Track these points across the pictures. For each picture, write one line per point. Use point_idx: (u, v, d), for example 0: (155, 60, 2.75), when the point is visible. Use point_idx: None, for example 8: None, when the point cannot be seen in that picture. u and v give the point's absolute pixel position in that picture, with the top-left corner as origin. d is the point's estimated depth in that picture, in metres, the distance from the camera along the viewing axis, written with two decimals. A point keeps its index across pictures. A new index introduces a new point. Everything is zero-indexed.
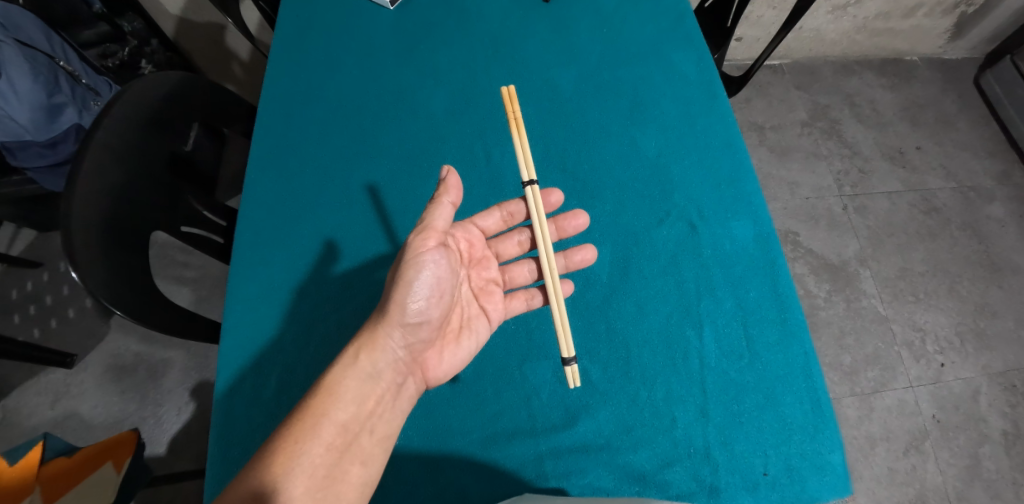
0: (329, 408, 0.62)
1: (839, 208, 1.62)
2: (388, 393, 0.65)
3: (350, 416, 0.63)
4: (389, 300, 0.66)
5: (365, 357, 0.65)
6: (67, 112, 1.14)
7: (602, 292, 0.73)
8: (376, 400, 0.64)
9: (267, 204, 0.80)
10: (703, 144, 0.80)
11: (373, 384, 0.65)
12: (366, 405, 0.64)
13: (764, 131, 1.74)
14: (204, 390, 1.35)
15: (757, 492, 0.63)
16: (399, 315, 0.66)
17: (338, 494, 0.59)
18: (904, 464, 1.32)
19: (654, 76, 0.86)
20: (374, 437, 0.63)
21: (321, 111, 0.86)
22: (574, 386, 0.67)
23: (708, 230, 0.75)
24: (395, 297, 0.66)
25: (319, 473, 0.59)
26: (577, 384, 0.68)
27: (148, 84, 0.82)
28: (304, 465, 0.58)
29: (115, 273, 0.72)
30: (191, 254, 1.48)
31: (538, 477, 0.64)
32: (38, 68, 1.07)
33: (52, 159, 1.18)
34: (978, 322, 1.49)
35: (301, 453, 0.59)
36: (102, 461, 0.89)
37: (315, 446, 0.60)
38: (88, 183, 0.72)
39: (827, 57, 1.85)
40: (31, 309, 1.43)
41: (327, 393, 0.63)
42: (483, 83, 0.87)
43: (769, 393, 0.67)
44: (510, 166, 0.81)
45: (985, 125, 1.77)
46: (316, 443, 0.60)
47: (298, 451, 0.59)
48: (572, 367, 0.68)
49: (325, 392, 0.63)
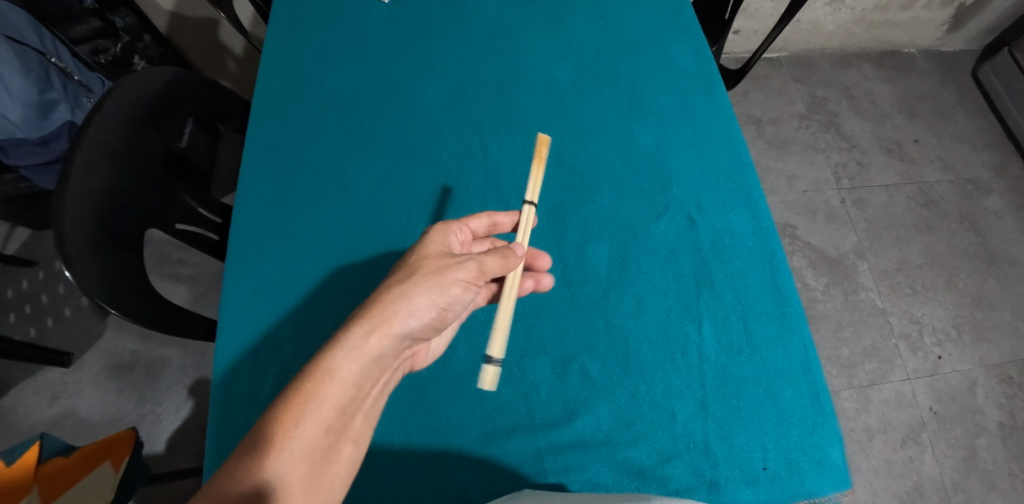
0: (326, 389, 0.55)
1: (837, 201, 1.62)
2: (386, 376, 0.61)
3: (346, 393, 0.56)
4: (416, 291, 0.60)
5: (374, 338, 0.58)
6: (59, 110, 1.12)
7: (601, 287, 0.71)
8: (374, 383, 0.59)
9: (261, 201, 0.79)
10: (702, 137, 0.80)
11: (375, 367, 0.59)
12: (364, 388, 0.58)
13: (762, 124, 1.73)
14: (202, 388, 1.34)
15: (757, 486, 0.63)
16: (427, 309, 0.61)
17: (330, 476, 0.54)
18: (901, 456, 1.33)
19: (650, 69, 0.85)
20: (366, 419, 0.58)
21: (316, 105, 0.85)
22: (492, 388, 0.63)
23: (708, 224, 0.74)
24: (427, 295, 0.61)
25: (314, 456, 0.54)
26: (489, 388, 0.63)
27: (139, 80, 0.81)
28: (299, 449, 0.53)
29: (110, 272, 0.72)
30: (187, 252, 1.47)
31: (538, 473, 0.64)
32: (30, 65, 1.06)
33: (45, 157, 1.17)
34: (975, 314, 1.49)
35: (296, 436, 0.53)
36: (100, 459, 0.89)
37: (308, 428, 0.54)
38: (80, 180, 0.71)
39: (825, 50, 1.84)
40: (26, 308, 1.42)
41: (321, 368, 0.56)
42: (479, 77, 0.86)
43: (769, 388, 0.67)
44: (508, 160, 0.81)
45: (983, 117, 1.77)
46: (309, 424, 0.54)
47: (289, 434, 0.53)
48: (493, 369, 0.63)
49: (318, 368, 0.56)
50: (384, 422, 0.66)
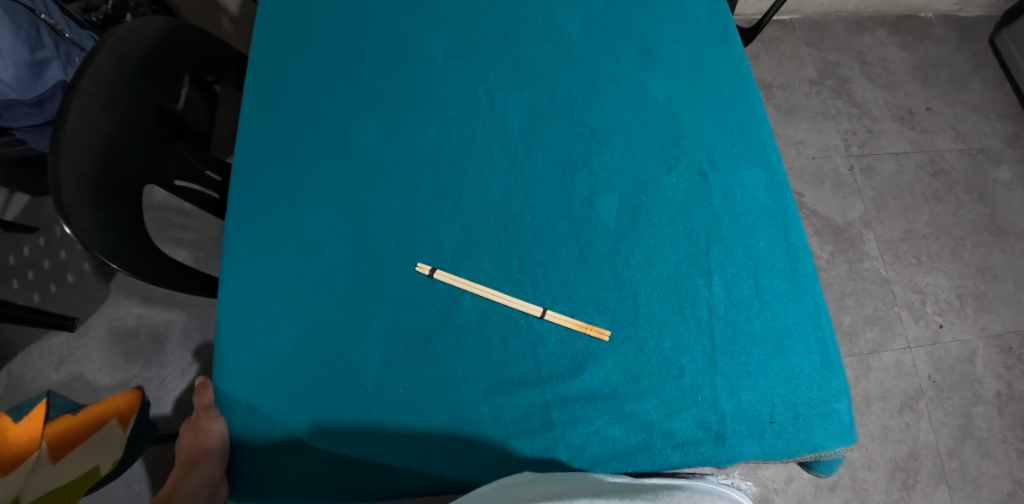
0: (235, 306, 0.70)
1: (846, 169, 1.59)
2: (277, 284, 0.70)
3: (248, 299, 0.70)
4: (309, 222, 0.73)
5: (269, 259, 0.71)
6: (52, 69, 1.01)
7: (611, 241, 0.70)
8: (273, 291, 0.70)
9: (261, 153, 0.76)
10: (715, 90, 0.77)
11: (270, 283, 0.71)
12: (268, 297, 0.70)
13: (772, 89, 1.69)
14: (206, 352, 1.35)
15: (762, 439, 0.63)
16: None
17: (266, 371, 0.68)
18: (898, 422, 1.34)
19: (664, 20, 0.82)
20: (284, 322, 0.69)
21: (317, 55, 0.82)
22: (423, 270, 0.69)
23: (719, 178, 0.72)
24: None
25: (247, 354, 0.68)
26: (422, 266, 0.69)
27: (131, 30, 0.78)
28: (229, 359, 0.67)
29: (109, 228, 0.70)
30: (188, 216, 1.45)
31: (544, 425, 0.64)
32: (17, 21, 0.96)
33: (41, 119, 1.06)
34: (978, 285, 1.48)
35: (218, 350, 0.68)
36: (107, 418, 0.87)
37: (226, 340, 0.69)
38: (76, 131, 0.68)
39: (839, 13, 1.78)
40: (30, 274, 1.40)
41: (196, 411, 0.68)
42: (484, 27, 0.83)
43: (778, 344, 0.66)
44: (513, 112, 0.77)
45: (998, 86, 1.73)
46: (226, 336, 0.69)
47: None
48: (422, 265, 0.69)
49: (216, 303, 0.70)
50: (390, 375, 0.66)
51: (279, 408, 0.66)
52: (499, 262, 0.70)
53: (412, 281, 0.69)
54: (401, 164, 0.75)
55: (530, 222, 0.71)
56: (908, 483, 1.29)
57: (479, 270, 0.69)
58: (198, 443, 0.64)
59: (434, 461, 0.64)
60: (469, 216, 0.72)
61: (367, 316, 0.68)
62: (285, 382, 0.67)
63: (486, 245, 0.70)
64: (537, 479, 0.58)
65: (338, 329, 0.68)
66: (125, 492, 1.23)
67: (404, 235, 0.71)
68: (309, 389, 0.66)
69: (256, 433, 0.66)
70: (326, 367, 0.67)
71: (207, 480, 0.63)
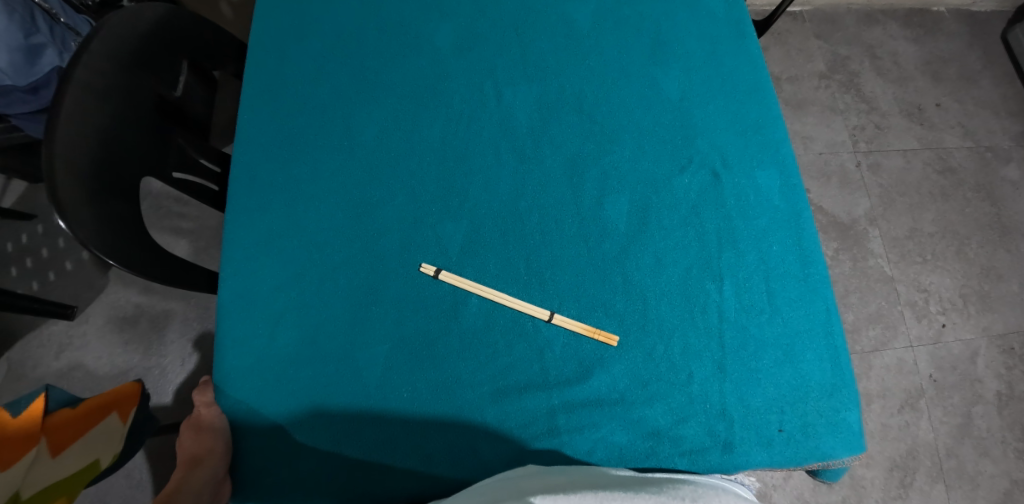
0: (234, 305, 0.68)
1: (853, 165, 1.57)
2: (278, 283, 0.69)
3: (247, 299, 0.68)
4: (311, 219, 0.71)
5: (270, 257, 0.70)
6: (48, 54, 0.97)
7: (620, 243, 0.68)
8: (274, 290, 0.68)
9: (262, 146, 0.74)
10: (729, 87, 0.75)
11: (270, 282, 0.69)
12: (268, 296, 0.68)
13: (779, 82, 1.66)
14: (206, 342, 1.35)
15: (771, 447, 0.62)
16: None
17: (265, 374, 0.66)
18: (898, 420, 1.33)
19: (678, 14, 0.80)
20: (285, 322, 0.67)
21: (319, 45, 0.80)
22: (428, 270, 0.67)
23: (732, 179, 0.71)
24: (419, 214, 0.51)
25: (247, 356, 0.67)
26: (426, 267, 0.68)
27: (126, 18, 0.75)
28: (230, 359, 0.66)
29: (106, 224, 0.69)
30: (187, 205, 1.43)
31: (550, 430, 0.63)
32: (12, 4, 0.92)
33: (36, 106, 1.01)
34: (982, 285, 1.47)
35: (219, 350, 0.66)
36: (106, 412, 0.85)
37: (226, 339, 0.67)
38: (71, 122, 0.66)
39: (850, 5, 1.75)
40: (27, 261, 1.38)
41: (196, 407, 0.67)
42: (493, 18, 0.80)
43: (788, 350, 0.65)
44: (522, 107, 0.75)
45: (1009, 83, 1.70)
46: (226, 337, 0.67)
47: None
48: (426, 265, 0.68)
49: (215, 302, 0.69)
50: (392, 378, 0.65)
51: (280, 410, 0.65)
52: (505, 262, 0.68)
53: (415, 282, 0.68)
54: (405, 161, 0.73)
55: (538, 222, 0.69)
56: (905, 481, 1.29)
57: (486, 271, 0.68)
58: (200, 441, 0.63)
59: (438, 464, 0.63)
60: (476, 215, 0.70)
61: (369, 317, 0.67)
62: (286, 384, 0.66)
63: (492, 246, 0.69)
64: (539, 473, 0.57)
65: (340, 330, 0.67)
66: (125, 481, 1.22)
67: (408, 234, 0.69)
68: (310, 391, 0.65)
69: (256, 433, 0.65)
70: (327, 369, 0.65)
71: (210, 477, 0.62)
